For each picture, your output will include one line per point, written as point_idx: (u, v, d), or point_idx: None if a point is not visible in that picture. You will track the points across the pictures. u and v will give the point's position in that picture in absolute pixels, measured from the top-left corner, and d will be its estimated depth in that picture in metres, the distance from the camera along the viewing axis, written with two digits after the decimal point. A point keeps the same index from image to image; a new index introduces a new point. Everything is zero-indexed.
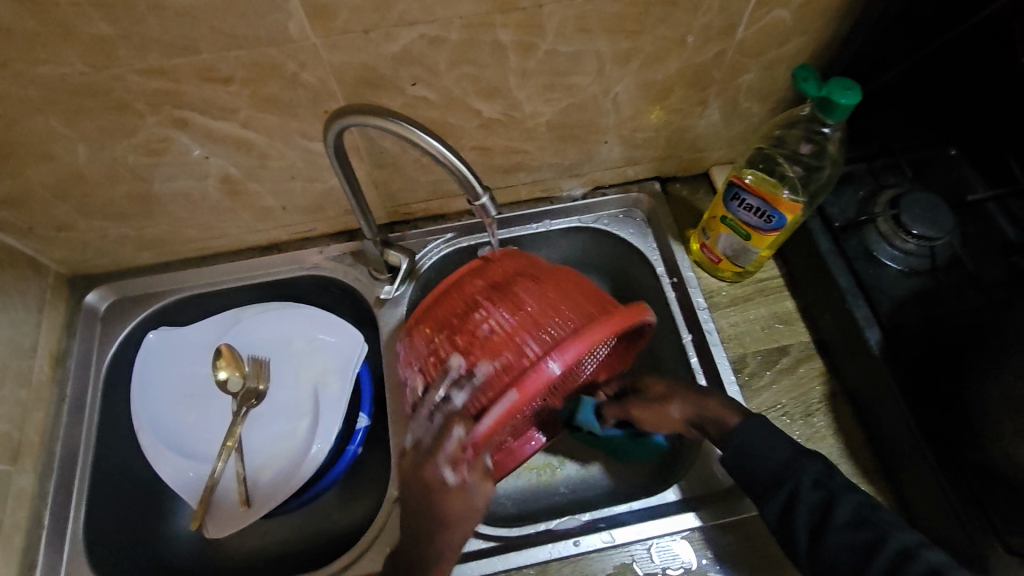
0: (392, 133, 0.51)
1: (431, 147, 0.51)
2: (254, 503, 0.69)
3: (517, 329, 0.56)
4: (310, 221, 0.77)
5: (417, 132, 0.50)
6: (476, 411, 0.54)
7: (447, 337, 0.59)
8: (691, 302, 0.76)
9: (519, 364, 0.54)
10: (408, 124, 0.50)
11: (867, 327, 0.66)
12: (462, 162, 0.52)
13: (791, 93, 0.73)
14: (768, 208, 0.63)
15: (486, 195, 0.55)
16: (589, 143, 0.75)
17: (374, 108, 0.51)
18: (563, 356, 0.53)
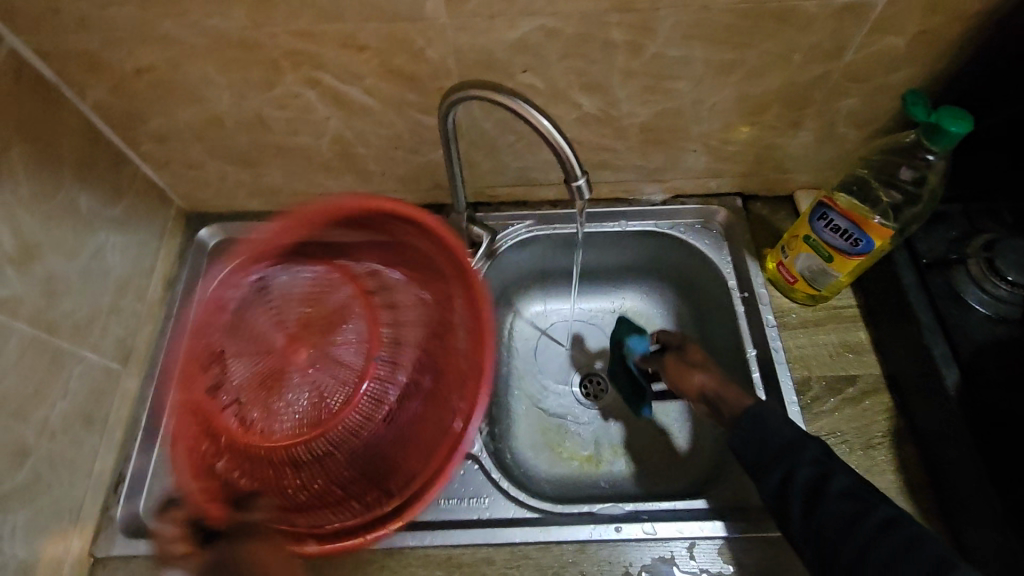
0: (505, 109, 0.55)
1: (541, 125, 0.55)
2: None
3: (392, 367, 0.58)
4: (403, 191, 0.83)
5: (528, 110, 0.54)
6: (250, 466, 0.53)
7: (191, 413, 0.53)
8: (760, 318, 0.77)
9: (364, 430, 0.56)
10: (523, 102, 0.54)
11: (944, 366, 0.65)
12: (566, 143, 0.55)
13: (892, 124, 0.72)
14: (856, 231, 0.63)
15: (583, 177, 0.58)
16: (677, 149, 0.77)
17: (492, 84, 0.55)
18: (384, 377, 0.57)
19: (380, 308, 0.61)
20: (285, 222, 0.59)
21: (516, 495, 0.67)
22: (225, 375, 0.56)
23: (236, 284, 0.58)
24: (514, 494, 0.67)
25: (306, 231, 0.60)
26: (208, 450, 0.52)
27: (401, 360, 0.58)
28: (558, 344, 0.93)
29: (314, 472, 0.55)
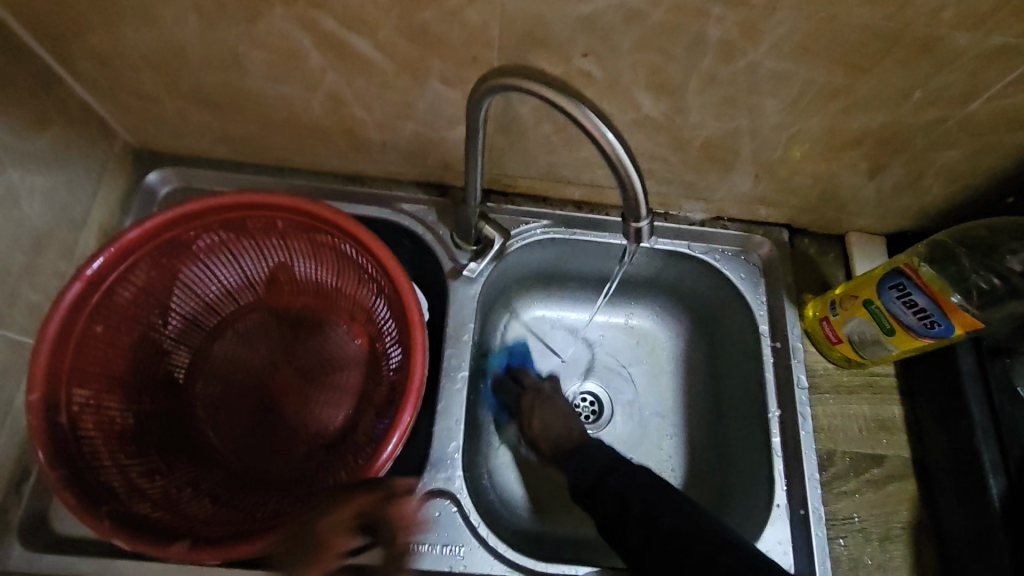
0: (562, 113, 0.42)
1: (607, 144, 0.42)
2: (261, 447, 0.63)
3: (343, 387, 0.66)
4: (405, 164, 0.70)
5: (598, 123, 0.42)
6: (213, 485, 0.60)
7: (107, 391, 0.58)
8: (790, 376, 0.68)
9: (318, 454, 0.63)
10: (587, 111, 0.42)
11: (991, 474, 0.58)
12: (637, 170, 0.44)
13: (985, 184, 0.62)
14: (935, 314, 0.54)
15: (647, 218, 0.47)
16: (734, 170, 0.65)
17: (550, 78, 0.42)
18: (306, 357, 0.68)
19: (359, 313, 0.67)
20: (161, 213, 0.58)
21: (495, 547, 0.60)
22: (79, 340, 0.56)
23: (211, 307, 0.67)
24: (493, 547, 0.60)
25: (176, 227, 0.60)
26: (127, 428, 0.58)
27: (344, 381, 0.66)
28: (554, 356, 0.83)
29: (216, 482, 0.60)
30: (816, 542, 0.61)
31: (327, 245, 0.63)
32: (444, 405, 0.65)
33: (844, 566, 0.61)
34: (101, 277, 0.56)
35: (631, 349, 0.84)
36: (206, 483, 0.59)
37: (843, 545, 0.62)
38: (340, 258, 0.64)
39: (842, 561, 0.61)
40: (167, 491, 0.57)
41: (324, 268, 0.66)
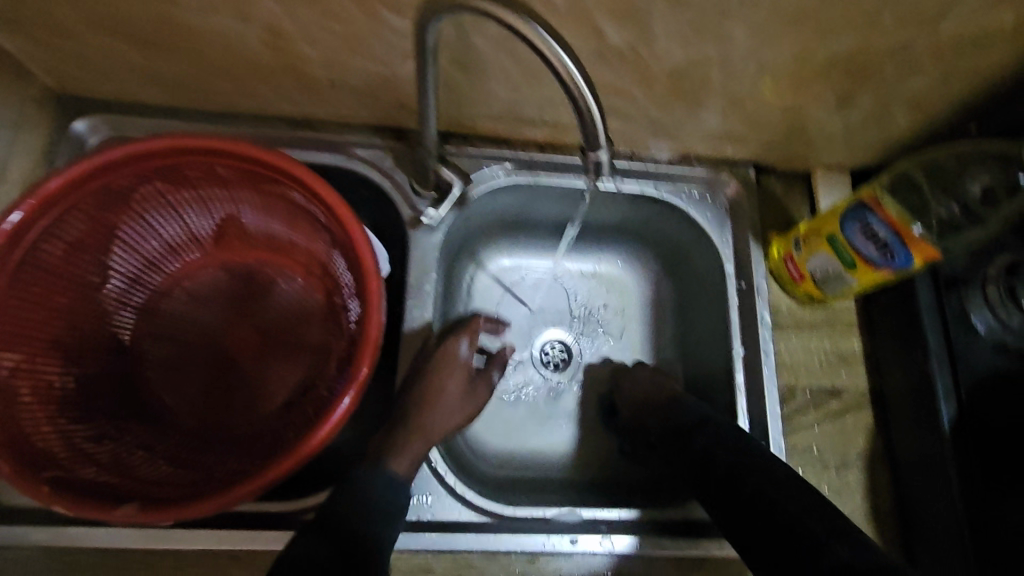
0: (512, 32, 0.39)
1: (559, 63, 0.40)
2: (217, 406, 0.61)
3: (300, 344, 0.64)
4: (358, 105, 0.66)
5: (549, 41, 0.39)
6: (167, 446, 0.57)
7: (43, 352, 0.54)
8: (755, 314, 0.69)
9: (278, 411, 0.61)
10: (538, 27, 0.39)
11: (943, 399, 0.60)
12: (591, 91, 0.41)
13: (948, 114, 0.62)
14: (895, 245, 0.54)
15: (605, 148, 0.45)
16: (702, 106, 0.63)
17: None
18: (261, 313, 0.65)
19: (315, 266, 0.64)
20: (87, 160, 0.52)
21: (461, 493, 0.59)
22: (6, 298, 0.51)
23: (157, 261, 0.63)
24: (460, 492, 0.59)
25: (107, 177, 0.54)
26: (69, 390, 0.55)
27: (302, 338, 0.64)
28: (521, 305, 0.82)
29: (170, 444, 0.58)
30: None
31: (276, 194, 0.59)
32: (407, 356, 0.64)
33: None
34: (20, 232, 0.51)
35: (599, 295, 0.83)
36: (160, 445, 0.57)
37: (802, 473, 0.64)
38: (289, 209, 0.60)
39: None
40: (117, 455, 0.54)
41: (274, 221, 0.63)
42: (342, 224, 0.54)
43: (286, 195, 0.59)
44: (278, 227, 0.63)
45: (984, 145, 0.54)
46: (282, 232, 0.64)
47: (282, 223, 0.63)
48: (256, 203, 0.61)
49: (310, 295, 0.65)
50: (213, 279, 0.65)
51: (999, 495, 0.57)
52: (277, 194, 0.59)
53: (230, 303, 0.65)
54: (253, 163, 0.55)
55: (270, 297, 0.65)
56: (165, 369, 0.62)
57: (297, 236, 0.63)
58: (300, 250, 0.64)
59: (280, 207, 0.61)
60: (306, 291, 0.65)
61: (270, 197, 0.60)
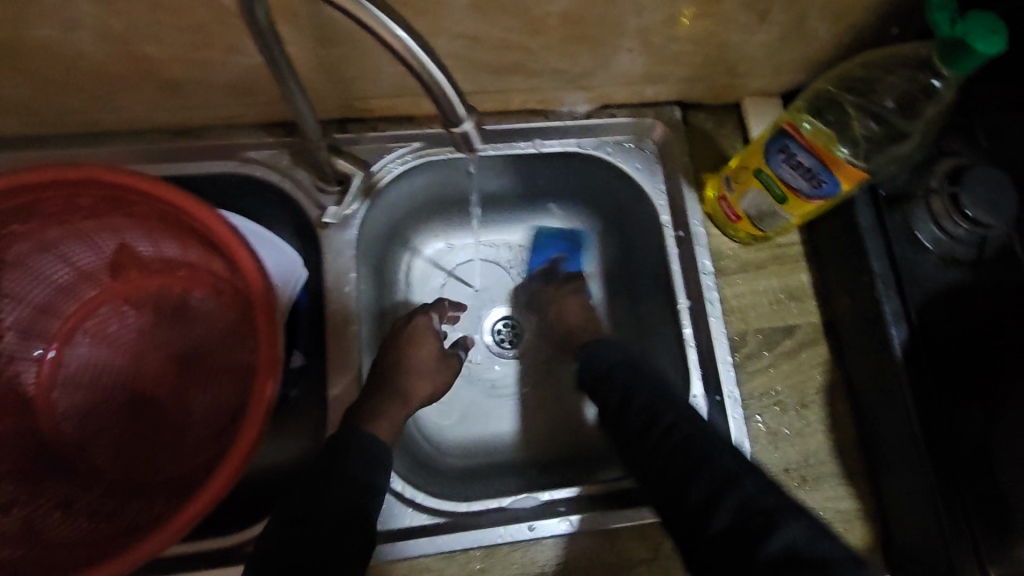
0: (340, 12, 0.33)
1: (398, 45, 0.33)
2: (141, 448, 0.58)
3: (219, 367, 0.60)
4: (235, 103, 0.60)
5: (373, 13, 0.32)
6: (87, 497, 0.54)
7: None
8: (695, 263, 0.65)
9: (202, 443, 0.58)
10: (367, 4, 0.32)
11: (892, 324, 0.57)
12: (437, 63, 0.35)
13: (871, 19, 0.57)
14: (819, 170, 0.50)
15: (470, 119, 0.38)
16: (607, 49, 0.58)
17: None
18: (174, 343, 0.61)
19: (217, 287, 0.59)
20: None
21: (412, 498, 0.58)
22: None
23: (49, 305, 0.58)
24: (410, 497, 0.57)
25: None
26: None
27: (219, 363, 0.60)
28: (464, 285, 0.79)
29: (90, 497, 0.54)
30: (734, 424, 0.61)
31: (155, 215, 0.54)
32: (336, 362, 0.61)
33: (764, 439, 0.61)
34: None
35: (543, 263, 0.79)
36: (80, 499, 0.54)
37: (762, 423, 0.62)
38: (174, 229, 0.55)
39: (761, 435, 0.62)
40: (29, 517, 0.51)
41: (163, 243, 0.58)
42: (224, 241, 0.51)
43: (166, 215, 0.54)
44: (170, 248, 0.58)
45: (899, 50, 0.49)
46: (176, 254, 0.59)
47: (173, 245, 0.58)
48: (140, 228, 0.56)
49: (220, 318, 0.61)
50: (116, 315, 0.61)
51: (950, 411, 0.56)
52: (156, 216, 0.54)
53: (140, 338, 0.61)
54: (118, 188, 0.51)
55: (179, 324, 0.61)
56: (79, 417, 0.58)
57: (193, 256, 0.58)
58: (199, 270, 0.59)
59: (166, 230, 0.56)
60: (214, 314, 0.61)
61: (151, 218, 0.55)
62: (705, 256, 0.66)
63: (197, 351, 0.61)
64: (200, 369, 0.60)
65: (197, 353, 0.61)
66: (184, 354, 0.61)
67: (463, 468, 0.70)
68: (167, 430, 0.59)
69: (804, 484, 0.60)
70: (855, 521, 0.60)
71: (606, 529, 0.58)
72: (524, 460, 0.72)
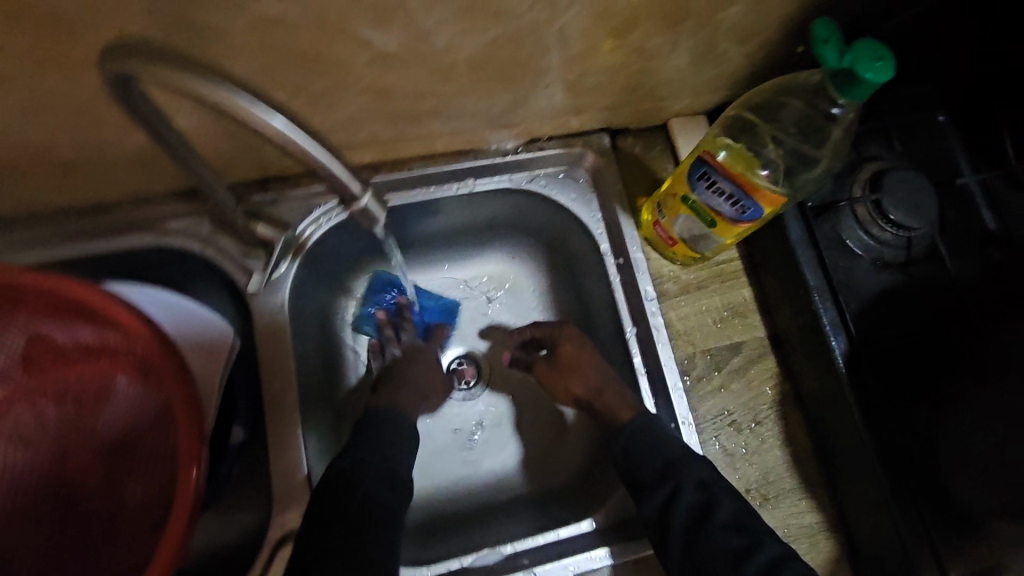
0: (215, 105, 0.32)
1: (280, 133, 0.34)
2: (72, 548, 0.55)
3: (150, 453, 0.56)
4: (143, 175, 0.57)
5: (250, 105, 0.33)
6: None
7: None
8: (637, 290, 0.65)
9: (135, 538, 0.54)
10: (244, 97, 0.32)
11: (832, 334, 0.58)
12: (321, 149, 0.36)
13: (777, 37, 0.58)
14: (741, 196, 0.50)
15: (366, 194, 0.41)
16: (522, 87, 0.57)
17: (180, 60, 0.31)
18: (102, 433, 0.58)
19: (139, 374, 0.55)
20: None
21: None
22: None
23: None
24: None
25: None
26: None
27: (149, 451, 0.57)
28: None
29: None
30: (691, 450, 0.60)
31: (63, 304, 0.51)
32: (277, 433, 0.58)
33: (722, 462, 0.61)
34: None
35: (492, 299, 0.78)
36: None
37: (719, 445, 0.62)
38: (86, 317, 0.52)
39: (719, 457, 0.61)
40: None
41: (75, 332, 0.54)
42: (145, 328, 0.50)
43: (75, 304, 0.50)
44: (85, 335, 0.54)
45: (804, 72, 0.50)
46: (93, 341, 0.55)
47: (87, 331, 0.54)
48: (48, 317, 0.52)
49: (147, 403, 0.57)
50: (32, 410, 0.56)
51: (896, 414, 0.57)
52: (64, 305, 0.51)
53: (64, 431, 0.57)
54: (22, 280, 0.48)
55: (105, 413, 0.57)
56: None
57: (110, 343, 0.54)
58: (119, 357, 0.55)
59: (77, 317, 0.52)
60: (140, 400, 0.57)
61: (59, 307, 0.51)
62: (648, 282, 0.65)
63: (126, 439, 0.57)
64: (130, 457, 0.57)
65: (126, 442, 0.57)
66: (114, 443, 0.57)
67: (431, 522, 0.68)
68: (99, 527, 0.55)
69: (765, 502, 0.60)
70: (819, 534, 0.60)
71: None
72: (492, 504, 0.70)
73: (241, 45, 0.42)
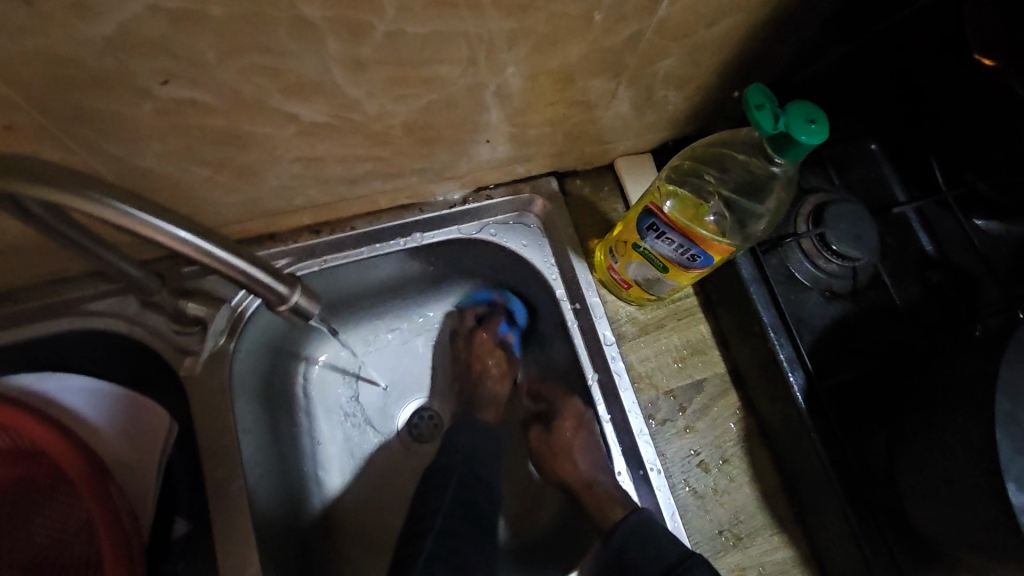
0: (110, 223, 0.30)
1: (187, 246, 0.33)
2: None
3: (76, 567, 0.51)
4: (55, 259, 0.52)
5: (153, 221, 0.31)
6: None
7: None
8: (596, 335, 0.64)
9: None
10: (144, 214, 0.31)
11: (790, 370, 0.58)
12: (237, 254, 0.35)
13: (713, 81, 0.58)
14: (689, 246, 0.50)
15: (296, 294, 0.40)
16: (465, 144, 0.56)
17: (62, 177, 0.29)
18: (15, 547, 0.51)
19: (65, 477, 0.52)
20: None
21: None
22: None
23: None
24: None
25: None
26: None
27: (72, 563, 0.51)
28: (371, 385, 0.74)
29: None
30: (661, 496, 0.59)
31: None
32: (224, 525, 0.54)
33: (692, 505, 0.60)
34: None
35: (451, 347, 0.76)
36: None
37: (689, 487, 0.61)
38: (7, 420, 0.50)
39: (689, 500, 0.60)
40: None
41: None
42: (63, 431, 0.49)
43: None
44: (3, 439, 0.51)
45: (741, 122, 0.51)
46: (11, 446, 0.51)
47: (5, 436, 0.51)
48: None
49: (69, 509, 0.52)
50: None
51: (855, 445, 0.57)
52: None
53: None
54: None
55: (20, 523, 0.52)
56: None
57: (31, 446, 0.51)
58: (42, 459, 0.52)
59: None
60: (63, 507, 0.52)
61: None
62: (609, 328, 0.64)
63: (44, 552, 0.51)
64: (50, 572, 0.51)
65: (45, 555, 0.51)
66: (30, 558, 0.51)
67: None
68: None
69: (740, 541, 0.60)
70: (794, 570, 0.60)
71: None
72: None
73: (150, 128, 0.39)
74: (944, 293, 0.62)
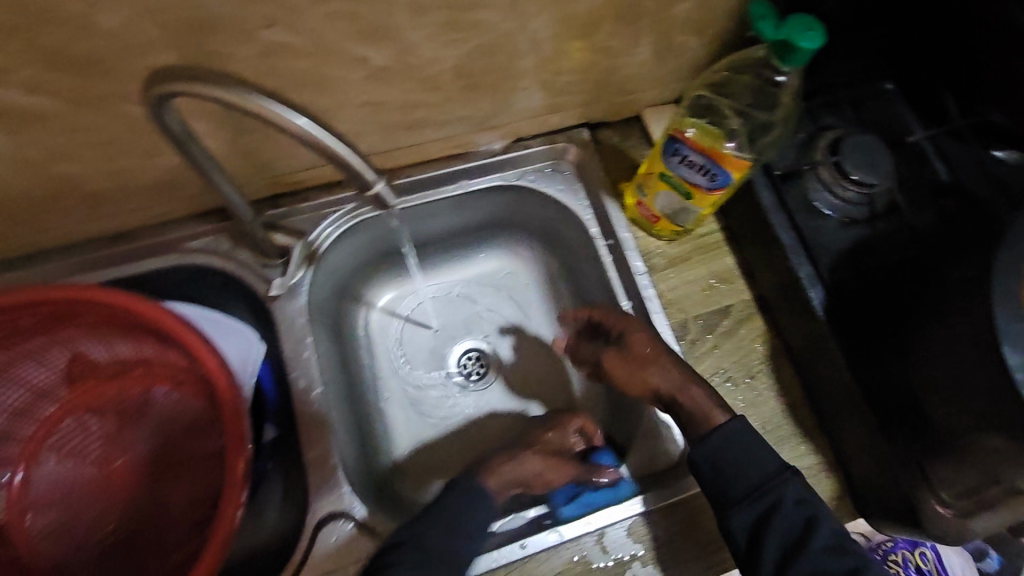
0: (250, 111, 0.38)
1: (306, 132, 0.39)
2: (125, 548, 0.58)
3: (192, 457, 0.60)
4: (162, 201, 0.62)
5: (280, 109, 0.38)
6: None
7: None
8: (628, 266, 0.70)
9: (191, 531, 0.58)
10: (272, 102, 0.38)
11: (810, 287, 0.63)
12: (342, 142, 0.41)
13: (729, 27, 0.64)
14: (712, 166, 0.56)
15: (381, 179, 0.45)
16: (504, 91, 0.63)
17: (218, 79, 0.37)
18: (143, 442, 0.61)
19: (180, 381, 0.59)
20: None
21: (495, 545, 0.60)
22: None
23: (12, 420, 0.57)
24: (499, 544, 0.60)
25: None
26: None
27: (194, 452, 0.61)
28: (424, 327, 0.81)
29: None
30: None
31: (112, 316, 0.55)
32: (305, 427, 0.62)
33: None
34: None
35: (495, 292, 0.83)
36: None
37: None
38: (133, 328, 0.56)
39: None
40: None
41: (122, 346, 0.58)
42: (178, 333, 0.53)
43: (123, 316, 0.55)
44: (128, 347, 0.58)
45: (751, 51, 0.57)
46: (136, 353, 0.59)
47: (131, 345, 0.58)
48: (95, 326, 0.56)
49: (187, 409, 0.60)
50: (71, 426, 0.59)
51: (874, 356, 0.61)
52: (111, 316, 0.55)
53: (108, 442, 0.60)
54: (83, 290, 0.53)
55: (145, 421, 0.61)
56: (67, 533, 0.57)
57: (153, 352, 0.58)
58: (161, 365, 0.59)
59: (125, 332, 0.57)
60: (180, 407, 0.60)
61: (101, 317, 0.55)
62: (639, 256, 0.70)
63: (168, 444, 0.61)
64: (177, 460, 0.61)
65: (170, 446, 0.61)
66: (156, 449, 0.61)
67: None
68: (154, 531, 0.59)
69: None
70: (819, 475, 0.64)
71: (604, 530, 0.60)
72: None
73: (250, 68, 0.48)
74: (958, 218, 0.65)
